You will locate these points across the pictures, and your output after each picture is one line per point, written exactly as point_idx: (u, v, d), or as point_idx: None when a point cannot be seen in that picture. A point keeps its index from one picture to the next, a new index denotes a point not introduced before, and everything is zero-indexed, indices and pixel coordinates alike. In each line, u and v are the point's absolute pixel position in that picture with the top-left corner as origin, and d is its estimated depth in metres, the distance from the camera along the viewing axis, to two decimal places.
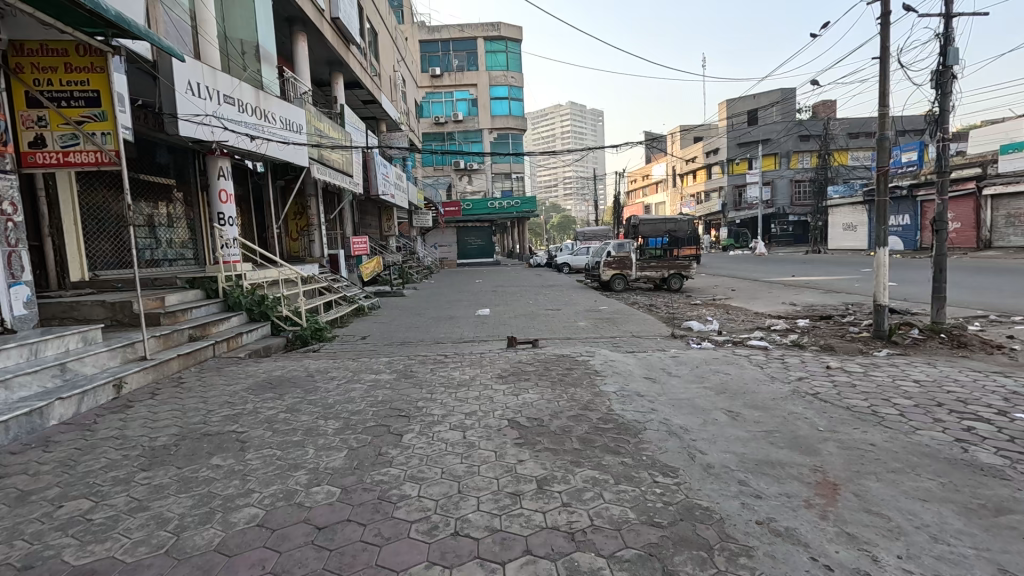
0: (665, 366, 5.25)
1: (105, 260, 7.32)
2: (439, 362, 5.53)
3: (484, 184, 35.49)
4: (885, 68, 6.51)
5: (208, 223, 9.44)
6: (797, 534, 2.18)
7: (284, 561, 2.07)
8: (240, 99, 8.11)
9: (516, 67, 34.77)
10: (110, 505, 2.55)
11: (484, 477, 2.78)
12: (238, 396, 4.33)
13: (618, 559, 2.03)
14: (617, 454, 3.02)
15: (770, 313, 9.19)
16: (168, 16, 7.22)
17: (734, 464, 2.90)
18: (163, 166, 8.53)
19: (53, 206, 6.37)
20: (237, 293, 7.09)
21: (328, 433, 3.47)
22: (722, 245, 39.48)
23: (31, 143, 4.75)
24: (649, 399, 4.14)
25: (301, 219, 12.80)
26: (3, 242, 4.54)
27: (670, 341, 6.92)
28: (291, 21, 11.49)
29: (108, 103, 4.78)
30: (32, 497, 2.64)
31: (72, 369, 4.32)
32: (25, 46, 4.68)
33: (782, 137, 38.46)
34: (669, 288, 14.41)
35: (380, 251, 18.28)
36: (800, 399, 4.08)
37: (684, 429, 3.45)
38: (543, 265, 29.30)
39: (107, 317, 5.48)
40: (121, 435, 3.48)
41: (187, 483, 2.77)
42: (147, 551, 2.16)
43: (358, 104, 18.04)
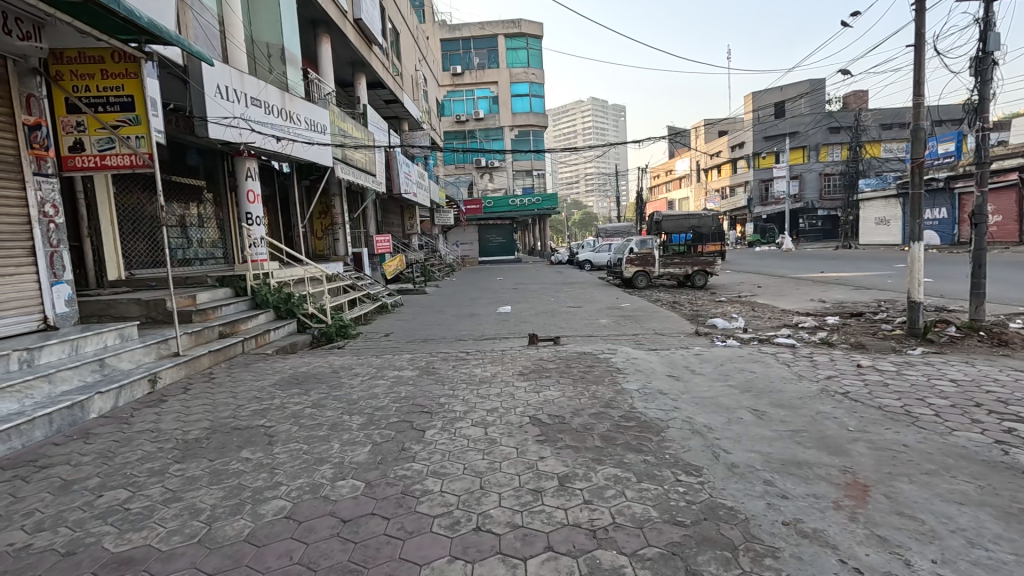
0: (689, 364, 5.18)
1: (140, 260, 7.58)
2: (460, 359, 5.56)
3: (505, 182, 35.54)
4: (921, 56, 6.29)
5: (237, 223, 9.70)
6: (825, 536, 2.13)
7: (310, 553, 2.12)
8: (266, 101, 8.29)
9: (536, 64, 34.60)
10: (146, 496, 2.65)
11: (505, 473, 2.79)
12: (266, 392, 4.45)
13: (641, 558, 2.01)
14: (639, 452, 3.00)
15: (797, 311, 8.96)
16: (198, 20, 7.40)
17: (759, 463, 2.85)
18: (194, 168, 8.80)
19: (92, 208, 6.62)
20: (264, 291, 7.26)
21: (353, 428, 3.54)
22: (748, 240, 38.70)
23: (70, 147, 4.97)
24: (672, 397, 4.09)
25: (325, 218, 13.04)
26: (44, 242, 4.78)
27: (694, 338, 6.82)
28: (315, 23, 11.69)
29: (141, 108, 4.91)
30: (74, 487, 2.76)
31: (110, 365, 4.50)
32: (64, 54, 4.86)
33: (811, 129, 37.47)
34: (694, 285, 14.44)
35: (403, 249, 18.47)
36: (829, 398, 3.98)
37: (708, 428, 3.41)
38: (565, 263, 29.18)
39: (142, 314, 5.68)
40: (156, 429, 3.61)
41: (218, 475, 2.86)
42: (181, 540, 2.24)
43: (381, 104, 18.25)
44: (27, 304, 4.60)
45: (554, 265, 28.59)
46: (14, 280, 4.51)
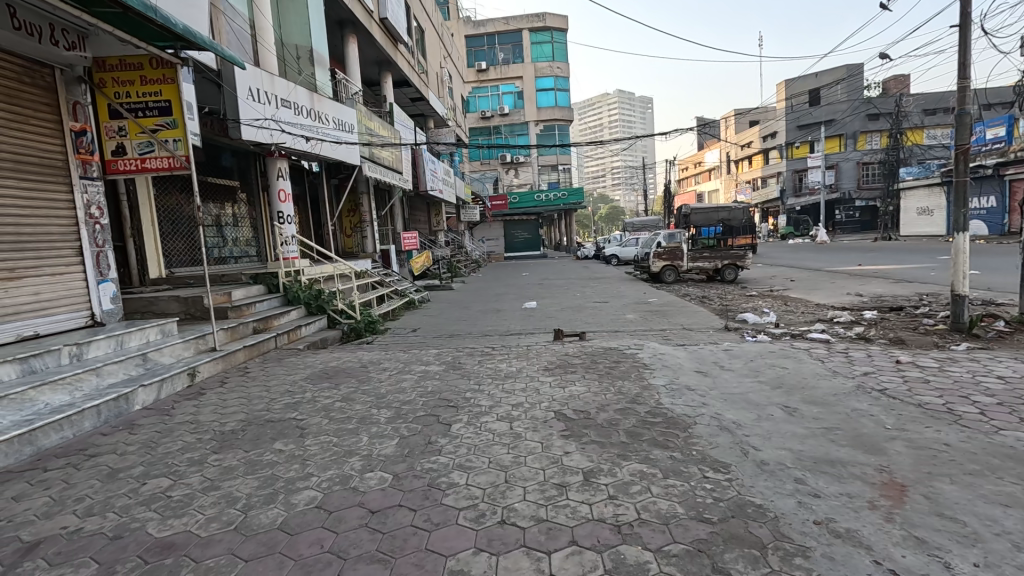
0: (718, 360, 5.09)
1: (178, 259, 7.87)
2: (486, 354, 5.60)
3: (530, 177, 35.49)
4: (967, 37, 5.97)
5: (269, 222, 9.98)
6: (859, 536, 2.07)
7: (340, 542, 2.18)
8: (296, 102, 8.48)
9: (562, 57, 34.30)
10: (186, 484, 2.77)
11: (530, 467, 2.81)
12: (297, 386, 4.59)
13: (666, 554, 2.00)
14: (666, 448, 2.97)
15: (832, 305, 8.69)
16: (230, 25, 7.60)
17: (790, 461, 2.78)
18: (228, 169, 9.09)
19: (134, 210, 6.92)
20: (296, 288, 7.44)
21: (381, 422, 3.62)
22: (780, 233, 37.64)
23: (113, 151, 5.17)
24: (700, 393, 4.03)
25: (354, 216, 13.29)
26: (91, 242, 5.03)
27: (723, 334, 6.70)
28: (342, 24, 11.90)
29: (178, 112, 5.07)
30: (120, 474, 2.91)
31: (152, 359, 4.70)
32: (107, 62, 5.09)
33: (848, 117, 36.13)
34: (724, 280, 13.91)
35: (430, 246, 18.68)
36: (865, 395, 3.85)
37: (736, 424, 3.34)
38: (591, 257, 28.96)
39: (181, 311, 5.88)
40: (195, 420, 3.77)
41: (253, 466, 2.96)
42: (219, 527, 2.33)
43: (407, 102, 18.43)
44: (75, 300, 4.84)
45: (581, 260, 28.44)
46: (64, 279, 4.75)
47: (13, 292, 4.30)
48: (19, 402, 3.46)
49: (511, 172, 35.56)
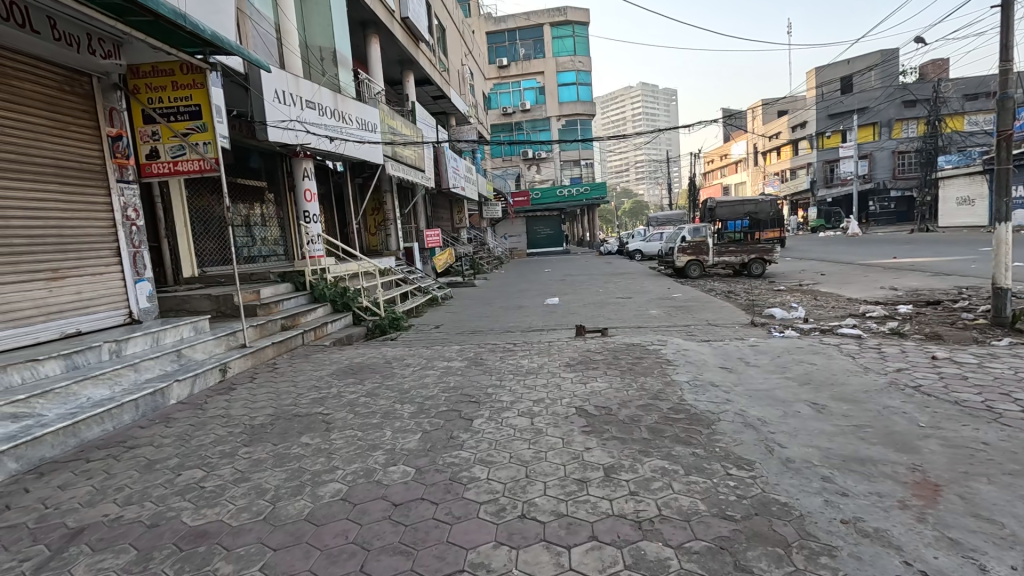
0: (743, 356, 4.99)
1: (210, 258, 8.11)
2: (508, 350, 5.62)
3: (553, 173, 35.35)
4: (1009, 18, 5.69)
5: (296, 221, 10.21)
6: (889, 536, 2.02)
7: (364, 533, 2.23)
8: (320, 103, 8.64)
9: (583, 51, 33.98)
10: (219, 475, 2.88)
11: (551, 462, 2.82)
12: (324, 381, 4.70)
13: (687, 550, 1.99)
14: (688, 445, 2.93)
15: (865, 299, 8.41)
16: (256, 29, 7.77)
17: (817, 459, 2.72)
18: (256, 170, 9.32)
19: (168, 211, 7.16)
20: (322, 286, 7.59)
21: (404, 417, 3.67)
22: (810, 225, 36.62)
23: (148, 155, 5.39)
24: (724, 390, 3.96)
25: (378, 215, 13.48)
26: (128, 243, 5.24)
27: (749, 329, 6.56)
28: (364, 24, 12.04)
29: (208, 116, 5.22)
30: (157, 466, 3.03)
31: (186, 355, 4.87)
32: (141, 69, 5.29)
33: (882, 104, 34.84)
34: (750, 274, 13.59)
35: (452, 243, 18.81)
36: (897, 392, 3.72)
37: (762, 421, 3.28)
38: (615, 253, 28.70)
39: (212, 308, 6.05)
40: (226, 414, 3.90)
41: (282, 458, 3.05)
42: (249, 517, 2.42)
43: (429, 101, 18.56)
44: (114, 299, 5.05)
45: (604, 256, 28.21)
46: (104, 279, 4.96)
47: (57, 292, 4.51)
48: (63, 396, 3.64)
49: (533, 169, 35.48)
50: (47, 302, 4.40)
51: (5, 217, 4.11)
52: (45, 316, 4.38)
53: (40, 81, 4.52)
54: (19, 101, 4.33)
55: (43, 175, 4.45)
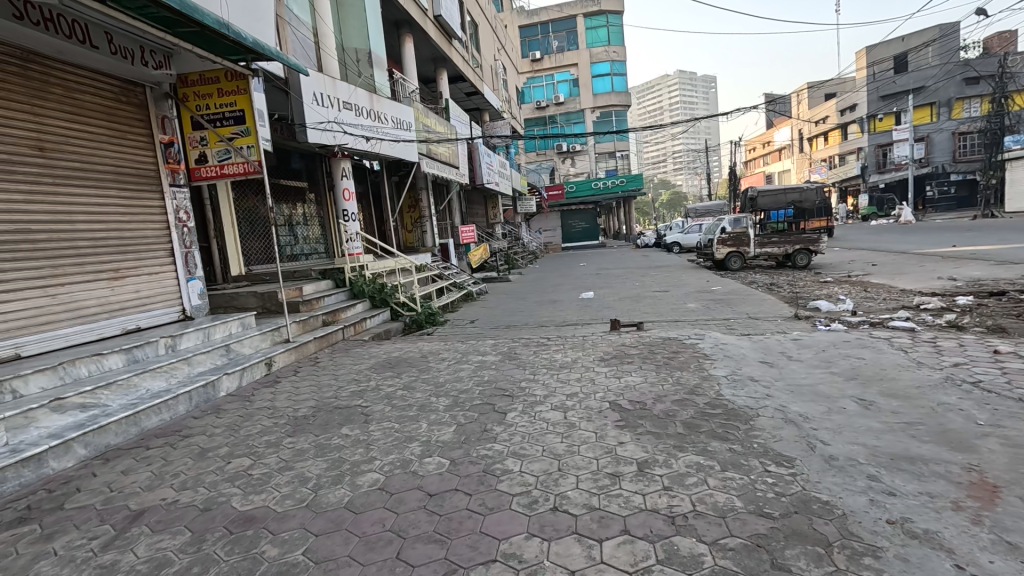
0: (785, 350, 4.82)
1: (256, 257, 8.47)
2: (541, 345, 5.63)
3: (587, 165, 34.98)
4: None
5: (335, 220, 10.52)
6: (940, 538, 1.92)
7: (400, 522, 2.30)
8: (356, 104, 8.83)
9: (618, 41, 33.34)
10: (265, 463, 3.02)
11: (584, 456, 2.82)
12: (363, 374, 4.85)
13: (722, 547, 1.95)
14: (725, 441, 2.87)
15: (920, 291, 7.95)
16: (295, 35, 8.02)
17: (863, 457, 2.61)
18: (297, 171, 9.65)
19: (217, 213, 7.52)
20: (361, 283, 7.82)
21: (439, 409, 3.75)
22: (861, 213, 34.82)
23: (197, 160, 5.66)
24: (764, 384, 3.85)
25: (414, 212, 13.72)
26: (180, 243, 5.54)
27: (792, 322, 6.33)
28: (398, 24, 12.22)
29: (250, 120, 5.42)
30: (209, 453, 3.22)
31: (234, 349, 5.12)
32: (190, 78, 5.57)
33: (941, 82, 32.68)
34: (795, 265, 13.19)
35: (487, 239, 18.94)
36: (953, 389, 3.52)
37: (803, 417, 3.17)
38: (652, 246, 28.18)
39: (259, 305, 6.32)
40: (271, 406, 4.08)
41: (323, 449, 3.18)
42: (293, 503, 2.53)
43: (462, 97, 18.68)
44: (169, 297, 5.36)
45: (641, 248, 27.77)
46: (159, 278, 5.27)
47: (118, 291, 4.81)
48: (125, 388, 3.89)
49: (567, 162, 35.24)
50: (109, 299, 4.70)
51: (72, 220, 4.41)
52: (108, 313, 4.68)
53: (99, 94, 4.83)
54: (81, 113, 4.63)
55: (104, 181, 4.75)
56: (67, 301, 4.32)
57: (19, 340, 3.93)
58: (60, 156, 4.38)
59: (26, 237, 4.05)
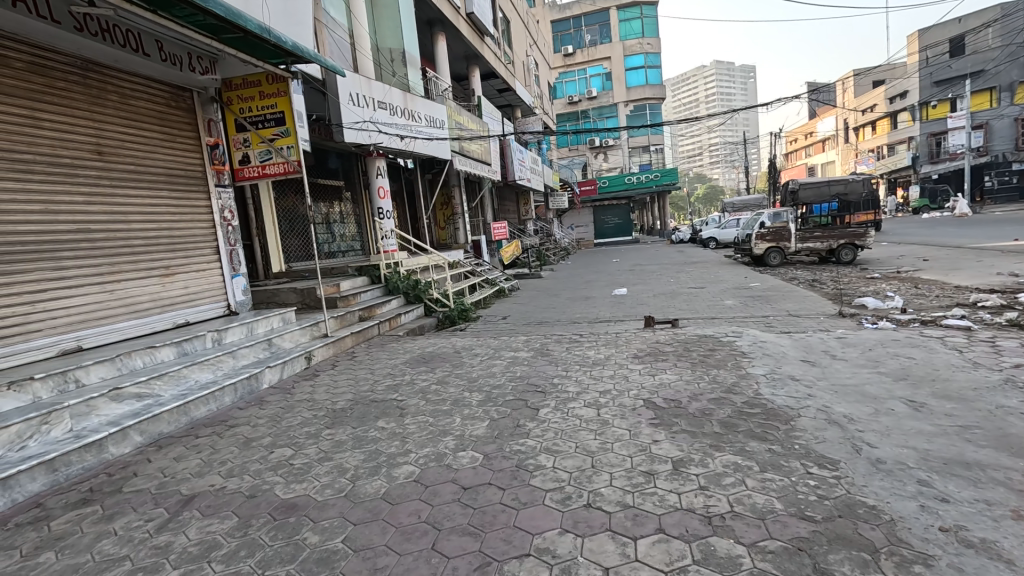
0: (828, 349, 4.66)
1: (295, 254, 8.74)
2: (574, 341, 5.60)
3: (621, 160, 34.54)
4: None
5: (371, 218, 10.74)
6: (997, 548, 1.83)
7: (435, 513, 2.34)
8: (391, 103, 8.98)
9: (652, 33, 32.61)
10: (306, 454, 3.13)
11: (617, 454, 2.80)
12: (398, 369, 4.95)
13: (762, 549, 1.91)
14: (764, 441, 2.80)
15: (977, 287, 7.52)
16: (332, 37, 8.21)
17: (913, 461, 2.50)
18: (335, 171, 9.90)
19: (258, 212, 7.79)
20: (396, 279, 7.96)
21: (472, 404, 3.79)
22: (911, 206, 33.07)
23: (240, 160, 5.87)
24: (806, 384, 3.73)
25: (447, 209, 13.88)
26: (225, 242, 5.78)
27: (836, 320, 6.10)
28: (431, 23, 12.34)
29: (290, 121, 5.57)
30: (253, 443, 3.35)
31: (276, 343, 5.30)
32: (233, 82, 5.77)
33: (1003, 65, 30.62)
34: (839, 260, 12.67)
35: (519, 235, 18.97)
36: (1013, 391, 3.31)
37: (848, 418, 3.05)
38: (686, 241, 27.60)
39: (299, 301, 6.53)
40: (311, 398, 4.22)
41: (360, 441, 3.27)
42: (332, 493, 2.61)
43: (494, 94, 18.73)
44: (215, 293, 5.60)
45: (675, 244, 27.26)
46: (206, 275, 5.51)
47: (169, 287, 5.06)
48: (176, 378, 4.08)
49: (600, 157, 34.87)
50: (160, 295, 4.95)
51: (127, 221, 4.66)
52: (159, 308, 4.93)
53: (151, 99, 5.08)
54: (135, 118, 4.88)
55: (156, 183, 5.00)
56: (123, 297, 4.57)
57: (80, 333, 4.18)
58: (116, 160, 4.63)
59: (86, 237, 4.30)
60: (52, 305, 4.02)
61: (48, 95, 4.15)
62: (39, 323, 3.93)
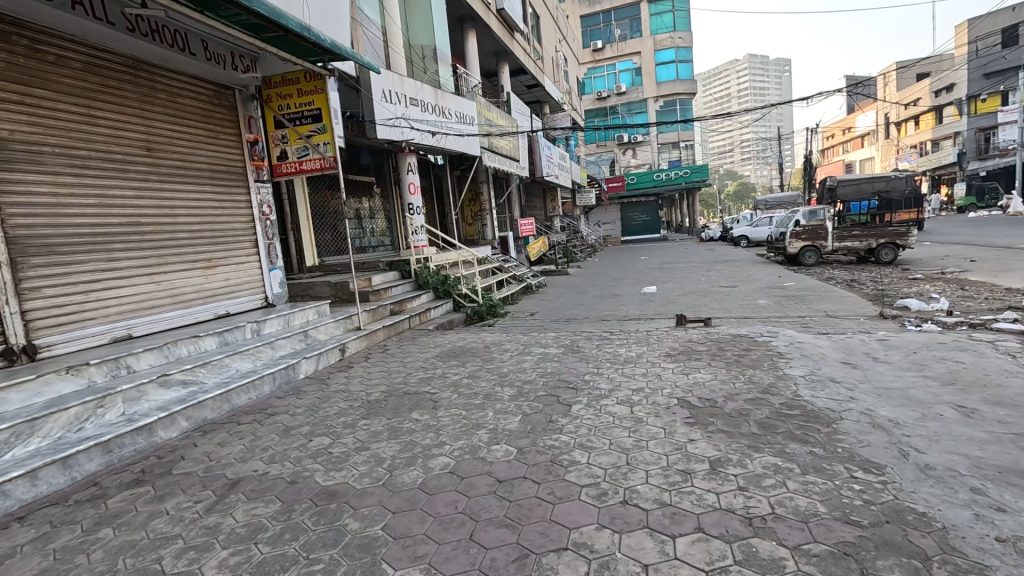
0: (869, 351, 4.52)
1: (327, 248, 8.92)
2: (605, 338, 5.58)
3: (649, 156, 34.11)
4: None
5: (401, 214, 10.88)
6: None
7: (472, 505, 2.38)
8: (423, 100, 9.06)
9: (684, 26, 31.94)
10: (343, 443, 3.21)
11: (653, 452, 2.78)
12: (429, 362, 5.02)
13: (806, 552, 1.87)
14: (805, 443, 2.74)
15: None
16: (367, 34, 8.32)
17: (964, 468, 2.41)
18: (366, 167, 10.06)
19: (293, 207, 7.98)
20: (426, 274, 8.06)
21: (504, 399, 3.82)
22: (957, 204, 31.51)
23: (279, 157, 6.02)
24: (847, 386, 3.63)
25: (475, 205, 13.93)
26: (264, 235, 5.94)
27: (877, 322, 5.89)
28: (462, 20, 12.40)
29: (327, 118, 5.69)
30: (293, 431, 3.45)
31: (311, 335, 5.43)
32: (272, 80, 5.91)
33: None
34: (879, 260, 12.24)
35: (546, 232, 18.95)
36: None
37: (894, 423, 2.96)
38: (717, 239, 27.02)
39: (332, 295, 6.67)
40: (346, 389, 4.32)
41: (395, 432, 3.33)
42: (370, 482, 2.67)
43: (523, 90, 18.70)
44: (254, 285, 5.78)
45: (705, 242, 26.82)
46: (245, 267, 5.68)
47: (211, 279, 5.24)
48: (219, 367, 4.22)
49: (628, 153, 34.46)
50: (203, 287, 5.13)
51: (174, 215, 4.84)
52: (203, 299, 5.12)
53: (196, 97, 5.24)
54: (182, 116, 5.05)
55: (200, 177, 5.18)
56: (168, 288, 4.74)
57: (130, 322, 4.37)
58: (164, 155, 4.81)
59: (137, 230, 4.49)
60: (105, 294, 4.21)
61: (103, 93, 4.33)
62: (94, 311, 4.12)
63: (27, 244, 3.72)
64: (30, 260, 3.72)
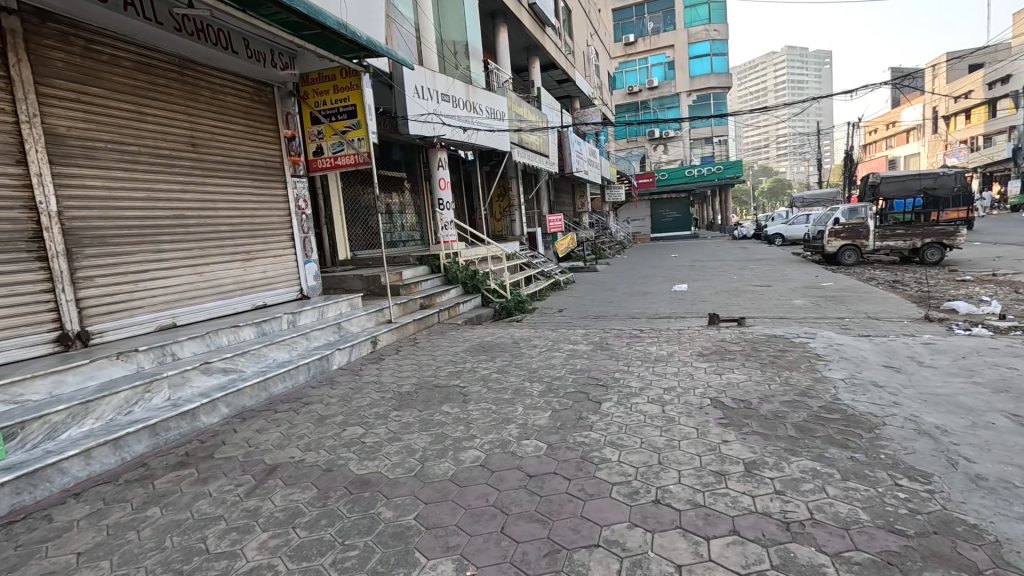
0: (914, 355, 4.34)
1: (359, 242, 9.07)
2: (635, 337, 5.52)
3: (681, 152, 33.47)
4: None
5: (431, 209, 10.99)
6: None
7: (503, 498, 2.39)
8: (454, 95, 9.11)
9: (719, 19, 31.12)
10: (376, 433, 3.27)
11: (685, 452, 2.74)
12: (459, 356, 5.06)
13: (847, 560, 1.82)
14: (845, 448, 2.66)
15: None
16: (400, 32, 8.39)
17: (1020, 479, 2.30)
18: (397, 163, 10.19)
19: (327, 202, 8.16)
20: (455, 269, 8.11)
21: (534, 394, 3.82)
22: (1010, 202, 29.82)
23: (315, 152, 6.18)
24: (890, 391, 3.49)
25: (503, 201, 13.94)
26: (299, 229, 6.08)
27: (922, 325, 5.64)
28: (494, 15, 12.39)
29: (362, 114, 5.79)
30: (328, 421, 3.54)
31: (345, 327, 5.54)
32: (310, 77, 6.06)
33: None
34: (924, 261, 11.70)
35: (574, 228, 18.82)
36: None
37: (941, 430, 2.84)
38: (749, 237, 26.34)
39: (364, 288, 6.78)
40: (378, 380, 4.40)
41: (426, 423, 3.37)
42: (402, 472, 2.72)
43: (553, 85, 18.57)
44: (291, 278, 5.94)
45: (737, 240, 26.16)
46: (282, 260, 5.84)
47: (250, 270, 5.41)
48: (257, 356, 4.36)
49: (659, 149, 33.88)
50: (243, 279, 5.30)
51: (216, 209, 5.01)
52: (242, 290, 5.29)
53: (237, 94, 5.40)
54: (224, 112, 5.21)
55: (240, 172, 5.33)
56: (211, 279, 4.92)
57: (175, 311, 4.56)
58: (207, 151, 4.97)
59: (182, 223, 4.67)
60: (152, 284, 4.40)
61: (151, 92, 4.51)
62: (142, 299, 4.31)
63: (82, 235, 3.90)
64: (84, 251, 3.91)
